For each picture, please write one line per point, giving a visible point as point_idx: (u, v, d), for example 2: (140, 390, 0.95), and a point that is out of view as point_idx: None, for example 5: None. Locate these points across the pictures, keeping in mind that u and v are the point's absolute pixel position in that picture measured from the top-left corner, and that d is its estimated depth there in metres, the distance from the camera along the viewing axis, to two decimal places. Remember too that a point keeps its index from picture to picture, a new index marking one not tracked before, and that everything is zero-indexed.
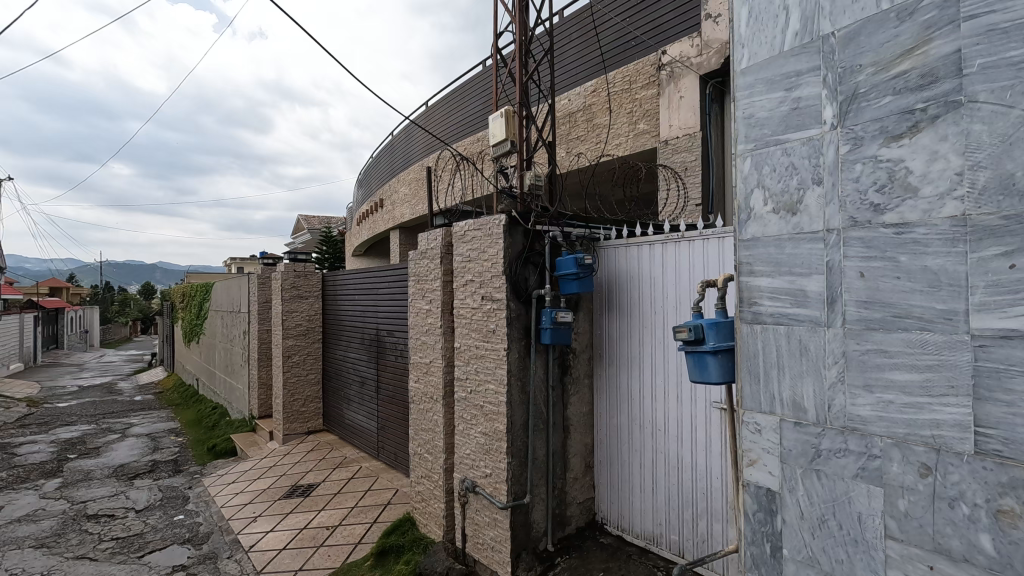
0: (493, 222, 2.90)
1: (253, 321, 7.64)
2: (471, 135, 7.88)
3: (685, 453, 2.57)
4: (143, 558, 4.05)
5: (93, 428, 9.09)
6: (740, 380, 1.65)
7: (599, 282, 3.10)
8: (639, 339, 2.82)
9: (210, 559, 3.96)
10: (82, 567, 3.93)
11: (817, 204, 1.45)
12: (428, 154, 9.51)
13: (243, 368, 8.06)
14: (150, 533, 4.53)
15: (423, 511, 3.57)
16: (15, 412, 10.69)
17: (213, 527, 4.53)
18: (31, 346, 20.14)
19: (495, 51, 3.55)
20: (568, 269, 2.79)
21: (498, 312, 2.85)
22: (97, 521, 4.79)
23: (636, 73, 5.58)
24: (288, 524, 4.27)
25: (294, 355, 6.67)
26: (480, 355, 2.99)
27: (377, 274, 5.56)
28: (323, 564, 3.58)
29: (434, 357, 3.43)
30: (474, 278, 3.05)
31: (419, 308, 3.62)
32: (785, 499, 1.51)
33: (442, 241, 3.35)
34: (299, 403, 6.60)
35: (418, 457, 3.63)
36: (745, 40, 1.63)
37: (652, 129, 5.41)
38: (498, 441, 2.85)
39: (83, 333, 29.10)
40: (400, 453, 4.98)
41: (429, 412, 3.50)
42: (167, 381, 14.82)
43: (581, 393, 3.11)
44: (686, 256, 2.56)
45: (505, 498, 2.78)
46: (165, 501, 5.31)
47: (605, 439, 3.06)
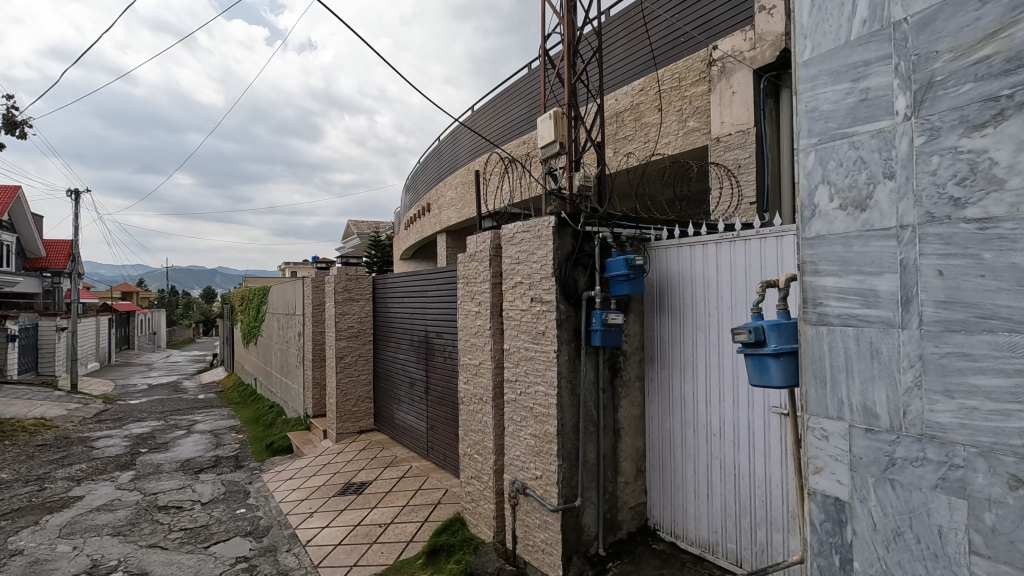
0: (543, 224, 2.90)
1: (307, 323, 7.91)
2: (518, 137, 7.91)
3: (742, 459, 2.50)
4: (208, 548, 4.25)
5: (161, 424, 9.64)
6: (805, 384, 1.59)
7: (650, 283, 3.04)
8: (693, 341, 2.76)
9: (270, 552, 4.12)
10: (154, 555, 4.17)
11: (888, 199, 1.38)
12: (474, 158, 9.60)
13: (298, 368, 8.37)
14: (215, 525, 4.76)
15: (473, 511, 3.60)
16: (93, 408, 11.46)
17: (273, 522, 4.71)
18: (107, 347, 21.62)
19: (543, 52, 3.55)
20: (618, 270, 2.75)
21: (548, 314, 2.85)
22: (166, 513, 5.08)
23: (685, 70, 5.47)
24: (342, 520, 4.39)
25: (346, 356, 6.86)
26: (530, 357, 2.99)
27: (426, 277, 5.64)
28: (376, 561, 3.67)
29: (483, 359, 3.46)
30: (523, 279, 3.06)
31: (469, 310, 3.66)
32: (856, 509, 1.43)
33: (490, 244, 3.37)
34: (352, 403, 6.79)
35: (467, 457, 3.67)
36: (808, 30, 1.57)
37: (703, 127, 5.30)
38: (548, 443, 2.85)
39: (151, 334, 30.98)
40: (449, 454, 5.04)
41: (479, 413, 3.53)
42: (226, 381, 15.55)
43: (632, 396, 3.06)
44: (741, 256, 2.48)
45: (556, 501, 2.77)
46: (228, 495, 5.57)
47: (657, 443, 3.00)
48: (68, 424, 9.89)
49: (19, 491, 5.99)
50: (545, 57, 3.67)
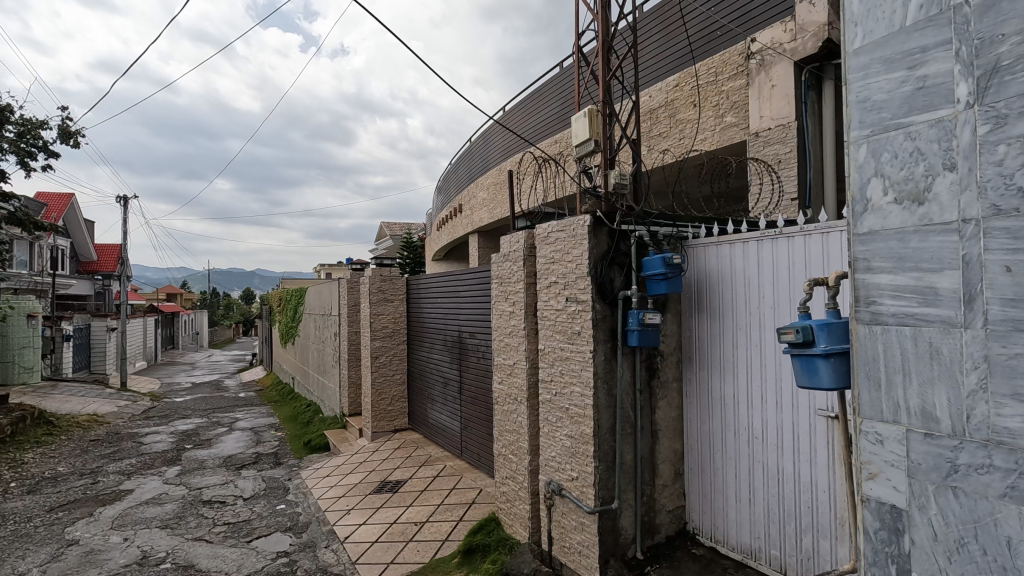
0: (578, 222, 2.87)
1: (343, 323, 8.05)
2: (550, 137, 7.89)
3: (787, 462, 2.42)
4: (251, 542, 4.37)
5: (205, 422, 9.97)
6: (857, 386, 1.52)
7: (687, 282, 2.98)
8: (733, 341, 2.68)
9: (309, 548, 4.21)
10: (199, 547, 4.31)
11: (949, 191, 1.31)
12: (506, 158, 9.61)
13: (334, 367, 8.53)
14: (256, 520, 4.89)
15: (508, 512, 3.59)
16: (141, 405, 11.94)
17: (312, 518, 4.80)
18: (153, 347, 22.49)
19: (578, 50, 3.52)
20: (655, 269, 2.70)
21: (584, 313, 2.82)
22: (211, 507, 5.25)
23: (722, 64, 5.37)
24: (379, 518, 4.46)
25: (381, 356, 6.96)
26: (565, 357, 2.97)
27: (459, 277, 5.66)
28: (412, 559, 3.70)
29: (518, 359, 3.45)
30: (558, 279, 3.04)
31: (503, 310, 3.66)
32: (914, 517, 1.36)
33: (524, 244, 3.36)
34: (386, 402, 6.88)
35: (502, 457, 3.67)
36: (859, 17, 1.51)
37: (742, 122, 5.18)
38: (584, 444, 2.82)
39: (194, 335, 32.12)
40: (483, 454, 5.05)
41: (514, 414, 3.52)
42: (265, 380, 15.98)
43: (669, 397, 3.01)
44: (785, 254, 2.40)
45: (593, 503, 2.74)
46: (269, 490, 5.72)
47: (696, 445, 2.93)
48: (118, 420, 10.33)
49: (74, 483, 6.28)
50: (579, 54, 3.63)
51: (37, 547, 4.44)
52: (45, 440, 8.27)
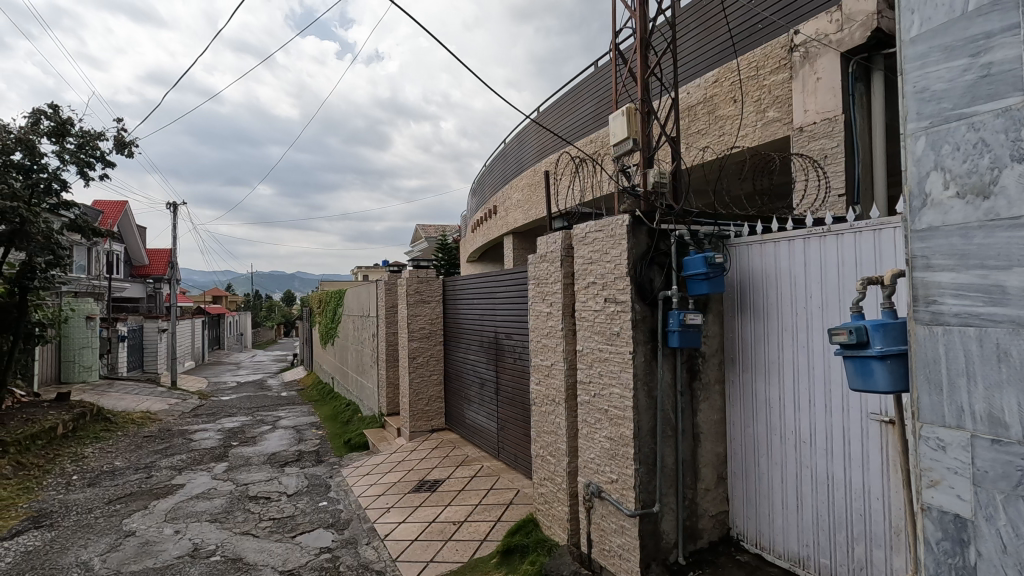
0: (616, 222, 2.84)
1: (381, 324, 8.20)
2: (585, 136, 7.84)
3: (837, 468, 2.34)
4: (295, 538, 4.49)
5: (250, 420, 10.31)
6: (916, 389, 1.46)
7: (729, 281, 2.91)
8: (778, 343, 2.61)
9: (351, 544, 4.30)
10: (247, 541, 4.45)
11: (1018, 184, 1.24)
12: (541, 159, 9.61)
13: (373, 368, 8.70)
14: (301, 515, 5.02)
15: (546, 513, 3.59)
16: (190, 403, 12.42)
17: (353, 515, 4.91)
18: (201, 348, 23.41)
19: (615, 48, 3.48)
20: (696, 269, 2.65)
21: (623, 314, 2.79)
22: (257, 502, 5.42)
23: (763, 58, 5.23)
24: (418, 517, 4.51)
25: (418, 357, 7.05)
26: (604, 358, 2.94)
27: (495, 277, 5.68)
28: (452, 558, 3.74)
29: (555, 360, 3.44)
30: (596, 279, 3.02)
31: (540, 311, 3.66)
32: (980, 528, 1.29)
33: (562, 244, 3.35)
34: (424, 403, 6.97)
35: (540, 459, 3.66)
36: (915, 4, 1.45)
37: (784, 117, 5.04)
38: (624, 446, 2.79)
39: (239, 336, 33.32)
40: (521, 455, 5.05)
41: (551, 415, 3.51)
42: (306, 380, 16.42)
43: (712, 399, 2.94)
44: (833, 252, 2.32)
45: (633, 506, 2.71)
46: (311, 487, 5.87)
47: (740, 449, 2.86)
48: (170, 417, 10.78)
49: (131, 477, 6.59)
50: (617, 52, 3.60)
51: (98, 537, 4.67)
52: (104, 436, 8.71)
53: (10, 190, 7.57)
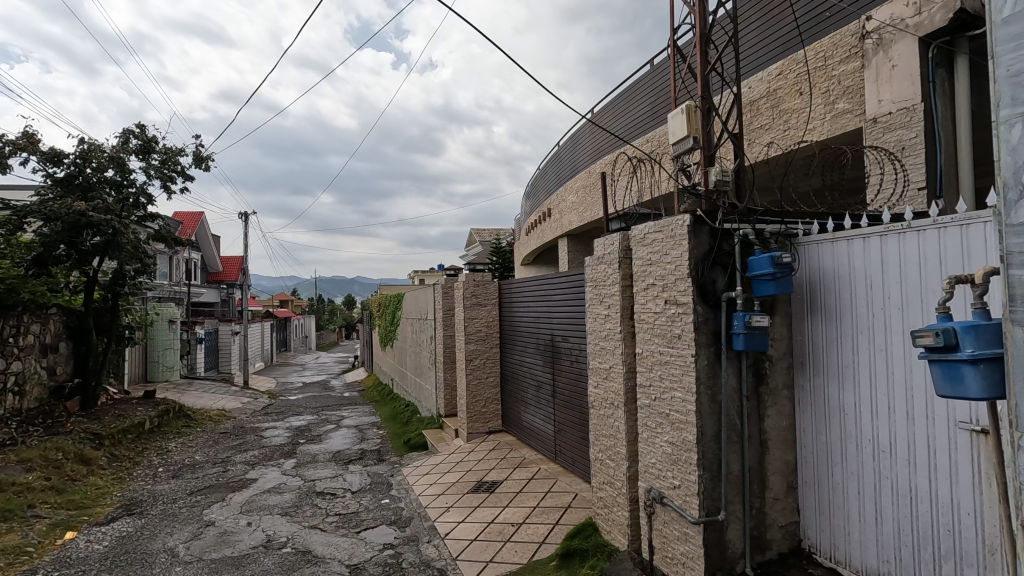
0: (676, 222, 2.79)
1: (439, 327, 8.37)
2: (642, 136, 7.73)
3: (921, 479, 2.19)
4: (360, 533, 4.65)
5: (315, 419, 10.77)
6: (1014, 395, 1.34)
7: (798, 282, 2.78)
8: (853, 346, 2.47)
9: (413, 541, 4.41)
10: (315, 534, 4.66)
11: None
12: (595, 160, 9.54)
13: (431, 369, 8.89)
14: (365, 512, 5.19)
15: (606, 517, 3.55)
16: (260, 402, 13.10)
17: (414, 513, 5.03)
18: (270, 349, 24.67)
19: (674, 44, 3.41)
20: (762, 269, 2.56)
21: (685, 316, 2.73)
22: (324, 498, 5.65)
23: (832, 47, 5.00)
24: (477, 517, 4.57)
25: (475, 359, 7.14)
26: (665, 361, 2.88)
27: (551, 280, 5.68)
28: (511, 559, 3.77)
29: (614, 363, 3.40)
30: (656, 281, 2.97)
31: (597, 313, 3.63)
32: None
33: (620, 246, 3.31)
34: (481, 404, 7.06)
35: (599, 462, 3.63)
36: None
37: (856, 108, 4.79)
38: (686, 452, 2.72)
39: (304, 338, 34.91)
40: (578, 458, 5.02)
41: (610, 418, 3.48)
42: (367, 380, 16.97)
43: (780, 405, 2.83)
44: (914, 249, 2.18)
45: (698, 513, 2.63)
46: (374, 485, 6.06)
47: (811, 457, 2.72)
48: (242, 415, 11.41)
49: (209, 471, 7.03)
50: (675, 49, 3.52)
51: (181, 525, 5.01)
52: (185, 432, 9.33)
53: (104, 204, 8.25)
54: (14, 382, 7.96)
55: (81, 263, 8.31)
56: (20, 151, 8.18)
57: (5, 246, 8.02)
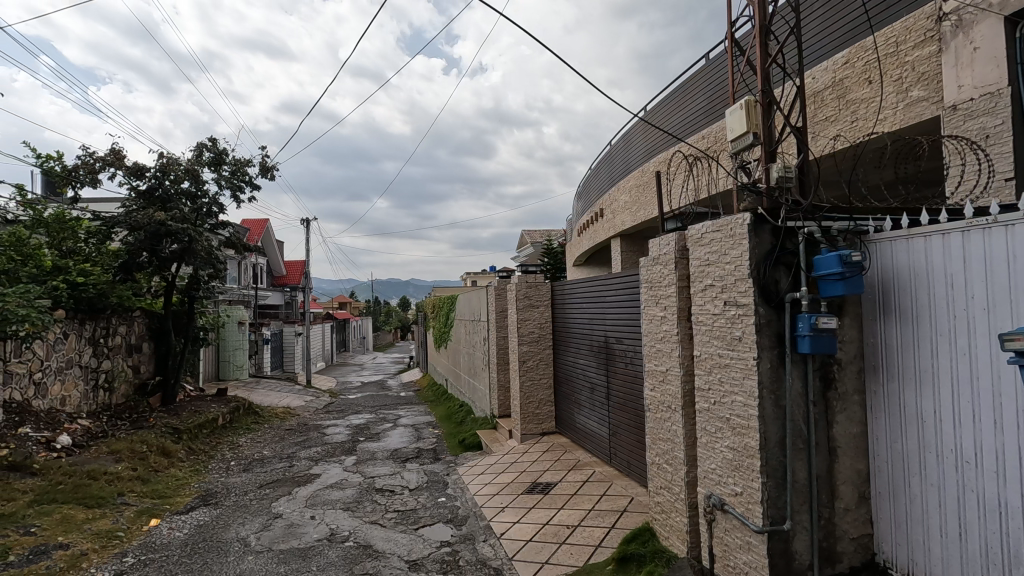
0: (736, 222, 2.71)
1: (492, 328, 8.46)
2: (697, 133, 7.54)
3: (1010, 493, 2.03)
4: (419, 530, 4.76)
5: (373, 417, 11.11)
6: None
7: (870, 281, 2.64)
8: (932, 349, 2.31)
9: (469, 540, 4.47)
10: (375, 530, 4.81)
11: None
12: (649, 158, 9.39)
13: (484, 370, 8.99)
14: (422, 509, 5.31)
15: (664, 523, 3.48)
16: (322, 400, 13.64)
17: (470, 512, 5.11)
18: (330, 349, 25.64)
19: (732, 37, 3.31)
20: (829, 268, 2.44)
21: (746, 318, 2.64)
22: (383, 494, 5.83)
23: (904, 32, 4.72)
24: (532, 518, 4.59)
25: (529, 360, 7.16)
26: (725, 364, 2.80)
27: (604, 281, 5.63)
28: (567, 561, 3.76)
29: (671, 366, 3.34)
30: (715, 282, 2.89)
31: (653, 315, 3.57)
32: None
33: (676, 246, 3.25)
34: (534, 406, 7.08)
35: (656, 467, 3.57)
36: None
37: (933, 95, 4.49)
38: (749, 458, 2.63)
39: (361, 339, 36.10)
40: (634, 462, 4.94)
41: (667, 422, 3.41)
42: (423, 380, 17.34)
43: (850, 412, 2.69)
44: (1000, 246, 2.03)
45: (761, 522, 2.54)
46: (431, 483, 6.19)
47: (886, 467, 2.57)
48: (306, 413, 11.92)
49: (276, 465, 7.39)
50: (733, 42, 3.42)
51: (252, 516, 5.30)
52: (254, 428, 9.85)
53: (181, 214, 8.84)
54: (104, 379, 8.66)
55: (161, 269, 8.91)
56: (109, 166, 8.89)
57: (96, 254, 8.57)
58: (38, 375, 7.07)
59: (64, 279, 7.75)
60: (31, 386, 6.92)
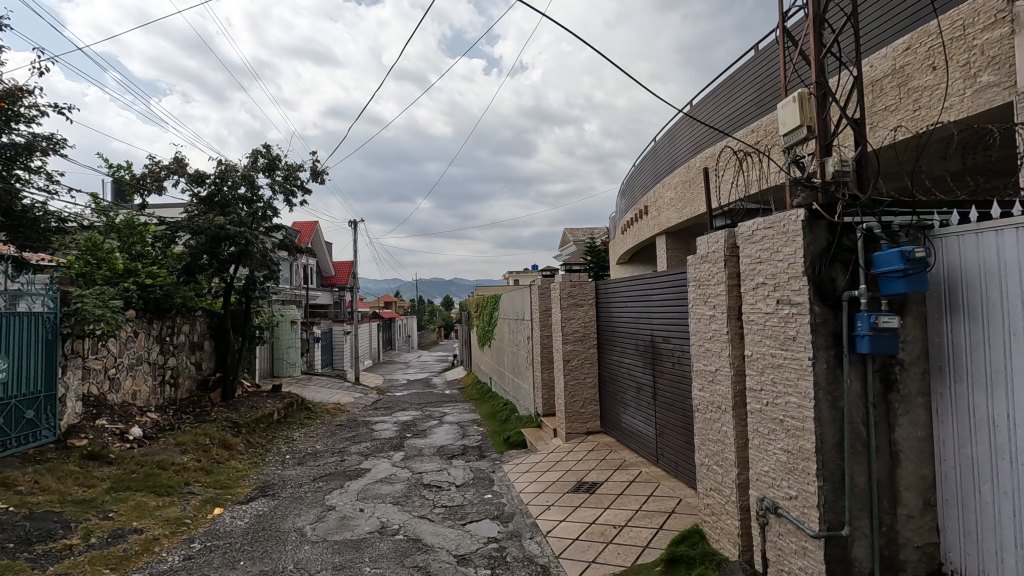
0: (789, 219, 2.64)
1: (536, 327, 8.50)
2: (746, 126, 7.34)
3: None
4: (466, 525, 4.85)
5: (420, 414, 11.34)
6: None
7: (935, 279, 2.51)
8: (1004, 350, 2.19)
9: (516, 537, 4.52)
10: (424, 524, 4.93)
11: None
12: (695, 154, 9.20)
13: (528, 369, 9.03)
14: (469, 505, 5.40)
15: (714, 525, 3.42)
16: (370, 397, 14.02)
17: (516, 509, 5.16)
18: (377, 348, 26.29)
19: (785, 29, 3.22)
20: (891, 266, 2.35)
21: (800, 317, 2.57)
22: (431, 490, 5.95)
23: (973, 14, 4.46)
24: (578, 517, 4.60)
25: (573, 360, 7.15)
26: (778, 365, 2.73)
27: (650, 280, 5.56)
28: (614, 561, 3.74)
29: (720, 366, 3.28)
30: (767, 280, 2.82)
31: (702, 314, 3.51)
32: None
33: (725, 244, 3.18)
34: (579, 404, 7.07)
35: (705, 468, 3.51)
36: None
37: (1003, 80, 4.22)
38: (804, 461, 2.56)
39: (406, 338, 36.84)
40: (682, 463, 4.87)
41: (717, 423, 3.35)
42: (467, 379, 17.55)
43: (914, 415, 2.57)
44: None
45: (817, 526, 2.48)
46: (477, 480, 6.27)
47: (953, 473, 2.45)
48: (355, 409, 12.29)
49: (329, 460, 7.65)
50: (785, 34, 3.32)
51: (307, 508, 5.52)
52: (306, 423, 10.23)
53: (237, 218, 9.27)
54: (171, 374, 9.19)
55: (220, 270, 9.35)
56: (172, 174, 9.41)
57: (161, 257, 9.10)
58: (113, 371, 7.57)
59: (134, 281, 8.26)
60: (106, 380, 7.42)
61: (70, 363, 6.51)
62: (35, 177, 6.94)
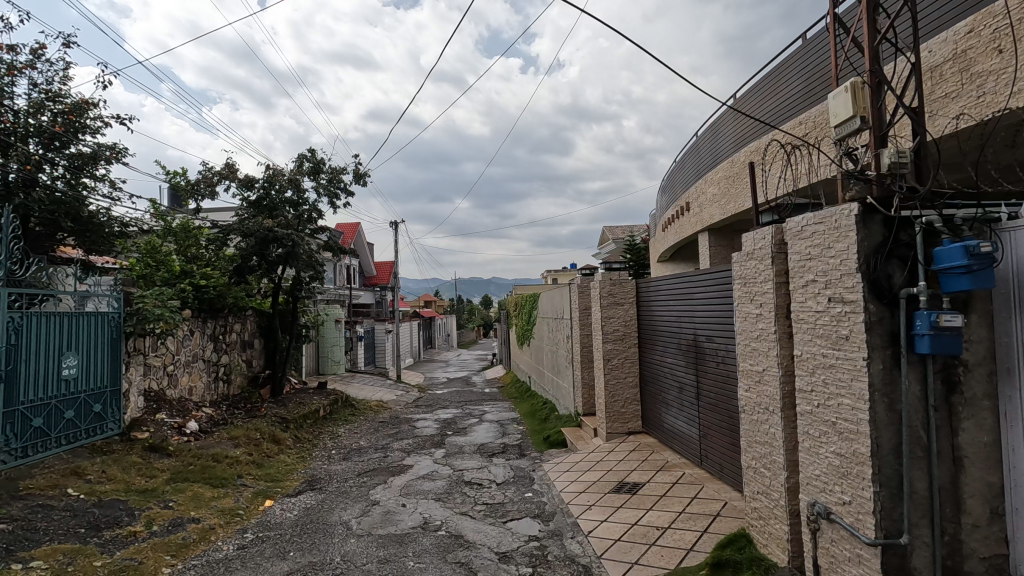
0: (841, 214, 2.54)
1: (576, 326, 8.45)
2: (793, 118, 7.10)
3: None
4: (507, 523, 4.87)
5: (460, 412, 11.45)
6: None
7: (1002, 274, 2.37)
8: None
9: (557, 536, 4.52)
10: (466, 520, 4.99)
11: None
12: (738, 148, 8.95)
13: (568, 368, 8.99)
14: (510, 503, 5.43)
15: (762, 530, 3.33)
16: (411, 395, 14.26)
17: (556, 508, 5.16)
18: (417, 347, 26.71)
19: (835, 15, 3.09)
20: (953, 261, 2.24)
21: (853, 316, 2.47)
22: (472, 487, 6.01)
23: None
24: (620, 517, 4.56)
25: (613, 359, 7.08)
26: (829, 365, 2.64)
27: (692, 278, 5.44)
28: (657, 563, 3.69)
29: (768, 366, 3.19)
30: (818, 277, 2.72)
31: (748, 313, 3.42)
32: None
33: (773, 240, 3.09)
34: (619, 404, 7.00)
35: (752, 470, 3.42)
36: None
37: None
38: (858, 465, 2.46)
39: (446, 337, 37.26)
40: (727, 465, 4.76)
41: (764, 424, 3.26)
42: (507, 377, 17.62)
43: (979, 419, 2.43)
44: None
45: (873, 534, 2.38)
46: (518, 478, 6.30)
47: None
48: (397, 406, 12.53)
49: (372, 456, 7.83)
50: (835, 21, 3.19)
51: (352, 502, 5.67)
52: (351, 419, 10.50)
53: (285, 221, 9.60)
54: (224, 371, 9.61)
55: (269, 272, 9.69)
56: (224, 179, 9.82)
57: (215, 259, 9.51)
58: (171, 368, 7.96)
59: (190, 282, 8.66)
60: (165, 377, 7.81)
61: (133, 360, 6.88)
62: (100, 184, 7.38)
